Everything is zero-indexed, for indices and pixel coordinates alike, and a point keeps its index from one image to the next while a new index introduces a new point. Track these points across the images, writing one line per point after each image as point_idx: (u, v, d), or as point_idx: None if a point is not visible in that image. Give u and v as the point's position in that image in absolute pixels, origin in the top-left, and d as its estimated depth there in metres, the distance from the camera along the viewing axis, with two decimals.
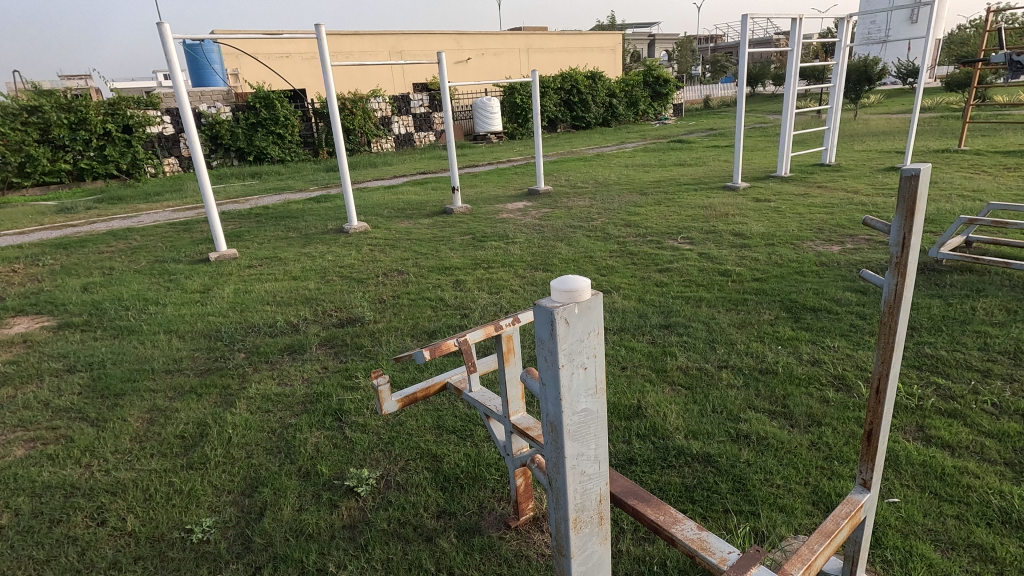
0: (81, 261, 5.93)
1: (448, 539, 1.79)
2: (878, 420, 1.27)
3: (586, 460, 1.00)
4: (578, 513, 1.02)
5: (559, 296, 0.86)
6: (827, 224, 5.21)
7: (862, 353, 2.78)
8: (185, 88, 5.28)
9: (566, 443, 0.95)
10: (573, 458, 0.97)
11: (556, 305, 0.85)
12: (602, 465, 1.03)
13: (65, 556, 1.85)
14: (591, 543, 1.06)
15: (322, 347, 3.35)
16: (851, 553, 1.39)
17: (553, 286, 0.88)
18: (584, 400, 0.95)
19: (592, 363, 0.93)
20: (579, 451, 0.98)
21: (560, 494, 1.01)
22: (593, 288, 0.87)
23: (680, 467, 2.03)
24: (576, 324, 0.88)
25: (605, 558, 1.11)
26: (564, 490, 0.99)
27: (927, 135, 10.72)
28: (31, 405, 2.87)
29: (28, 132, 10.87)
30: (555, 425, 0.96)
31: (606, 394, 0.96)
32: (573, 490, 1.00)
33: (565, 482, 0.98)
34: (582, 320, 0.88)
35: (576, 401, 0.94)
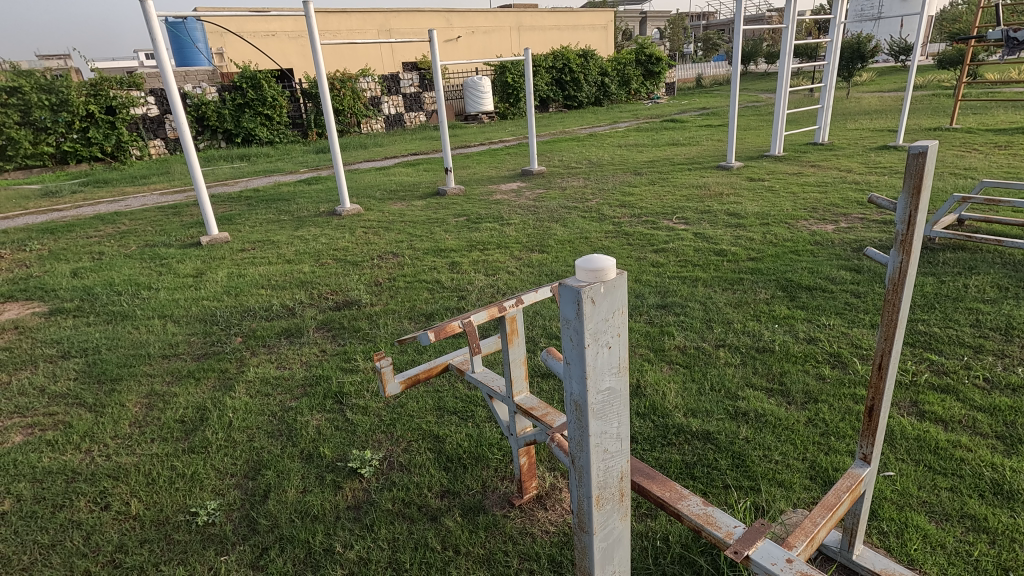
0: (69, 246, 5.86)
1: (453, 518, 1.81)
2: (880, 396, 1.29)
3: (608, 439, 1.00)
4: (600, 491, 1.03)
5: (585, 275, 0.86)
6: (821, 203, 5.21)
7: (857, 330, 2.81)
8: (171, 68, 5.13)
9: (589, 422, 0.96)
10: (597, 437, 0.98)
11: (583, 284, 0.85)
12: (623, 443, 1.03)
13: (70, 541, 1.85)
14: (612, 519, 1.08)
15: (320, 330, 3.34)
16: (850, 525, 1.44)
17: (578, 265, 0.87)
18: (607, 379, 0.95)
19: (615, 343, 0.93)
20: (601, 429, 0.98)
21: (583, 473, 1.01)
22: (617, 268, 0.87)
23: (680, 445, 2.06)
24: (600, 300, 0.88)
25: (624, 535, 1.12)
26: (588, 469, 1.00)
27: (919, 113, 10.75)
28: (26, 392, 2.86)
29: (8, 114, 10.61)
30: (579, 404, 0.96)
31: (629, 372, 0.97)
32: (595, 469, 1.00)
33: (588, 460, 0.99)
34: (606, 300, 0.88)
35: (600, 379, 0.94)
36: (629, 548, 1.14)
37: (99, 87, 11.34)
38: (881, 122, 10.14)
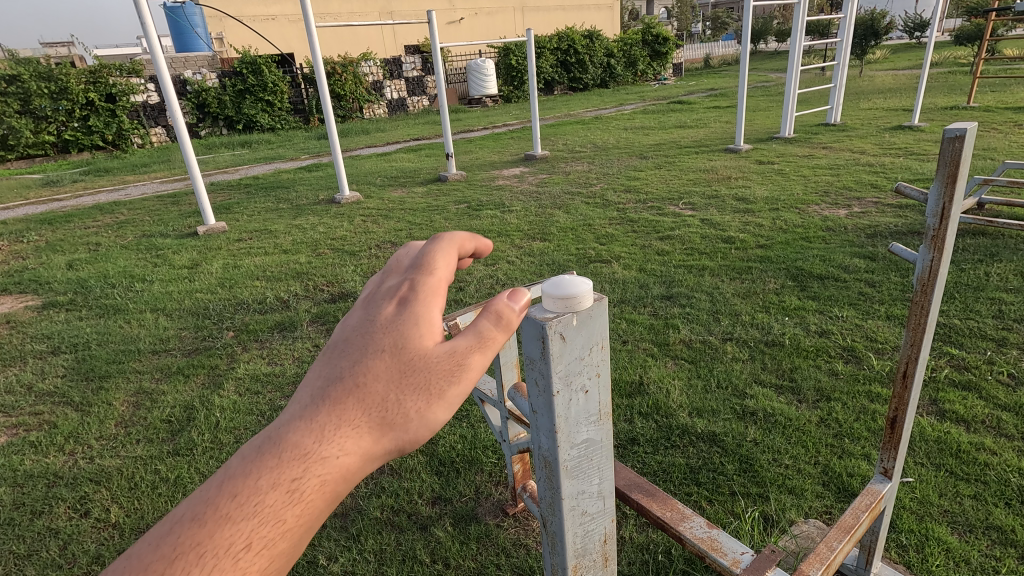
0: (66, 237, 5.79)
1: (444, 528, 1.72)
2: (903, 407, 1.18)
3: (585, 497, 0.88)
4: (579, 559, 0.91)
5: (553, 305, 0.72)
6: (833, 186, 5.04)
7: (872, 322, 2.68)
8: (163, 54, 4.98)
9: (563, 482, 0.84)
10: (573, 498, 0.86)
11: (549, 319, 0.71)
12: (604, 500, 0.91)
13: (47, 550, 1.79)
14: None
15: (313, 324, 3.25)
16: (868, 542, 1.34)
17: (544, 292, 0.74)
18: (584, 430, 0.83)
19: (592, 386, 0.81)
20: (579, 489, 0.86)
21: (557, 538, 0.90)
22: (594, 294, 0.74)
23: (684, 448, 1.95)
24: (573, 332, 0.75)
25: None
26: (562, 534, 0.88)
27: (934, 91, 10.43)
28: (14, 390, 2.79)
29: (8, 103, 10.51)
30: (550, 461, 0.84)
31: (609, 420, 0.85)
32: (572, 531, 0.89)
33: (562, 524, 0.87)
34: (581, 334, 0.76)
35: (574, 432, 0.82)
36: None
37: (98, 74, 11.20)
38: (896, 101, 9.84)
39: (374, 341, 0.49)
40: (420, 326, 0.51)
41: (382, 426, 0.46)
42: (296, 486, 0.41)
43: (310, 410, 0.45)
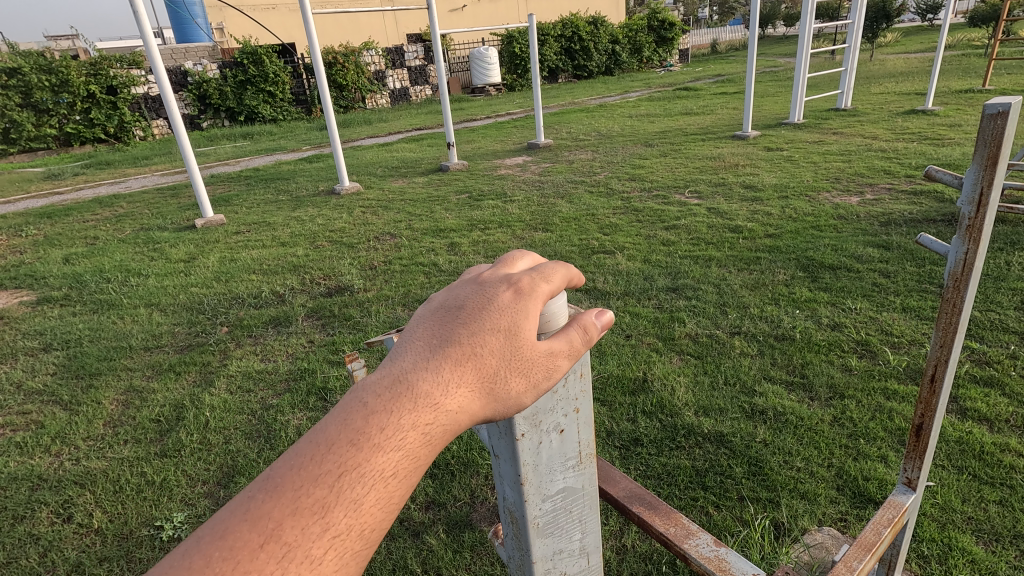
0: (65, 231, 5.74)
1: (437, 535, 1.64)
2: (930, 414, 1.08)
3: (562, 556, 0.83)
4: None
5: None
6: (845, 173, 4.89)
7: (887, 314, 2.57)
8: (156, 45, 4.85)
9: (535, 541, 0.77)
10: (547, 556, 0.80)
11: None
12: (585, 553, 0.85)
13: (26, 558, 1.72)
14: None
15: (309, 319, 3.17)
16: (889, 557, 1.24)
17: None
18: (559, 481, 0.77)
19: (565, 430, 0.75)
20: (554, 545, 0.80)
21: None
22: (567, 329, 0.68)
23: (690, 449, 1.86)
24: None
25: None
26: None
27: (948, 74, 10.17)
28: (3, 388, 2.73)
29: (9, 96, 10.47)
30: (519, 517, 0.77)
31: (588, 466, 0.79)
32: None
33: None
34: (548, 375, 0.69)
35: (547, 484, 0.75)
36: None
37: (98, 66, 11.12)
38: (908, 85, 9.60)
39: (495, 312, 0.61)
40: (531, 318, 0.62)
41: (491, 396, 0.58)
42: (432, 432, 0.52)
43: (437, 368, 0.55)
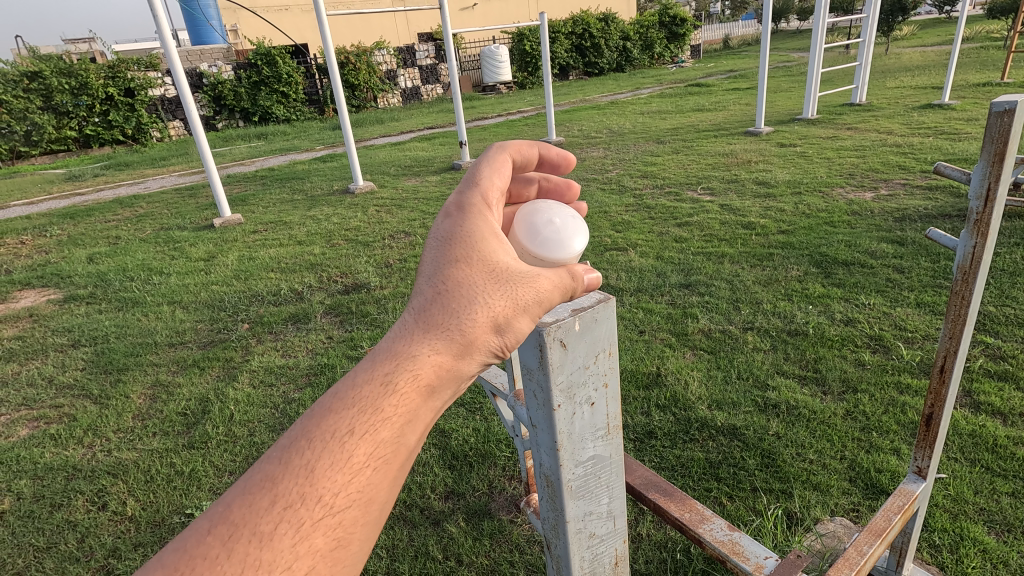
0: (88, 231, 5.88)
1: (457, 523, 1.69)
2: (939, 404, 1.11)
3: (593, 519, 0.86)
4: None
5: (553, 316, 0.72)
6: (859, 168, 4.87)
7: (901, 310, 2.57)
8: (175, 48, 4.94)
9: (568, 501, 0.81)
10: (579, 518, 0.83)
11: (547, 323, 0.71)
12: (613, 518, 0.89)
13: (65, 543, 1.80)
14: None
15: (327, 316, 3.24)
16: (899, 544, 1.27)
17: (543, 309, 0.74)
18: (590, 447, 0.81)
19: (598, 400, 0.80)
20: (586, 508, 0.84)
21: (563, 560, 0.87)
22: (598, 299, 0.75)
23: (703, 442, 1.89)
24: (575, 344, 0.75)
25: None
26: (568, 557, 0.85)
27: (966, 67, 10.03)
28: (35, 383, 2.83)
29: (30, 99, 10.69)
30: (553, 480, 0.81)
31: (616, 435, 0.83)
32: (578, 554, 0.86)
33: (567, 546, 0.84)
34: (583, 346, 0.75)
35: (579, 448, 0.80)
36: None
37: (116, 69, 11.30)
38: (923, 78, 9.49)
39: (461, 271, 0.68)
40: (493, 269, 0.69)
41: (462, 339, 0.63)
42: (390, 389, 0.58)
43: (408, 331, 0.63)
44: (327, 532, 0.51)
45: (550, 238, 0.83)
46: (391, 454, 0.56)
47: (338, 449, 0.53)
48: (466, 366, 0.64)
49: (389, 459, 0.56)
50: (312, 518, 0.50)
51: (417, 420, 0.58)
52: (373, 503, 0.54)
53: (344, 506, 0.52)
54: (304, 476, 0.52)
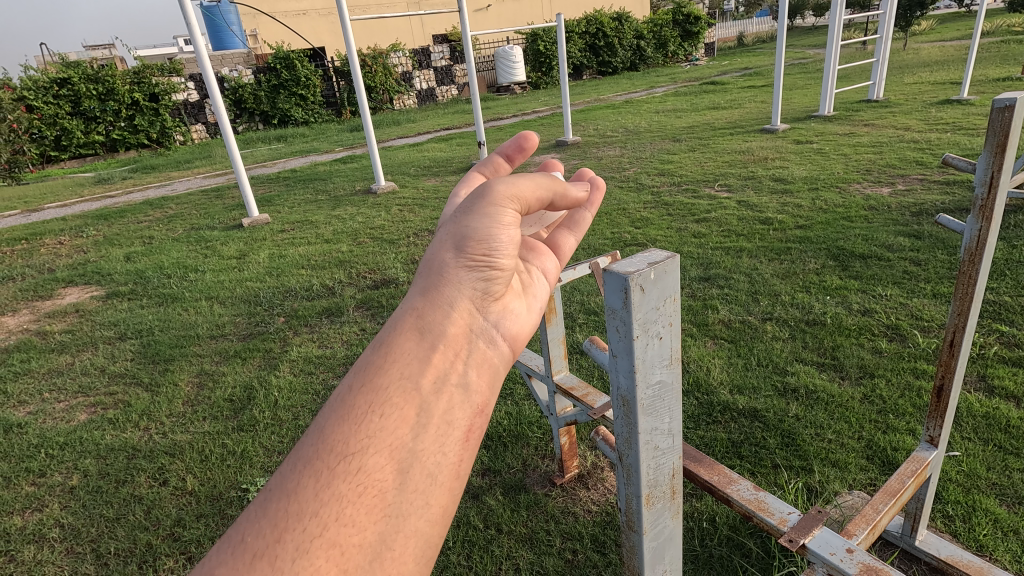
0: (122, 231, 6.11)
1: (495, 496, 1.81)
2: (950, 375, 1.20)
3: (659, 435, 0.93)
4: (651, 490, 0.95)
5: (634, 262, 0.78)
6: (876, 164, 4.91)
7: (917, 300, 2.65)
8: (207, 53, 5.11)
9: (639, 418, 0.88)
10: (647, 434, 0.90)
11: (631, 271, 0.77)
12: (675, 439, 0.96)
13: (133, 514, 1.96)
14: (663, 518, 0.99)
15: (359, 309, 3.38)
16: (913, 510, 1.38)
17: (621, 256, 0.81)
18: (658, 372, 0.88)
19: (667, 334, 0.86)
20: (652, 426, 0.91)
21: (632, 470, 0.93)
22: (669, 253, 0.81)
23: (725, 423, 2.00)
24: (651, 287, 0.81)
25: (677, 534, 1.04)
26: (637, 466, 0.92)
27: (985, 62, 9.94)
28: (88, 372, 3.01)
29: (60, 105, 11.02)
30: (627, 399, 0.89)
31: (681, 365, 0.90)
32: (647, 467, 0.92)
33: (637, 457, 0.91)
34: (657, 289, 0.81)
35: (651, 373, 0.87)
36: (681, 547, 1.05)
37: (141, 74, 11.60)
38: (943, 74, 9.42)
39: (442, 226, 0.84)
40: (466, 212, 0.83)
41: (437, 277, 0.76)
42: (381, 340, 0.70)
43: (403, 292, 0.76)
44: (346, 477, 0.60)
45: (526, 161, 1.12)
46: (393, 397, 0.65)
47: (340, 406, 0.64)
48: (443, 297, 0.74)
49: (390, 402, 0.64)
50: (329, 467, 0.60)
51: (409, 360, 0.68)
52: (389, 445, 0.62)
53: (359, 450, 0.61)
54: (317, 436, 0.62)
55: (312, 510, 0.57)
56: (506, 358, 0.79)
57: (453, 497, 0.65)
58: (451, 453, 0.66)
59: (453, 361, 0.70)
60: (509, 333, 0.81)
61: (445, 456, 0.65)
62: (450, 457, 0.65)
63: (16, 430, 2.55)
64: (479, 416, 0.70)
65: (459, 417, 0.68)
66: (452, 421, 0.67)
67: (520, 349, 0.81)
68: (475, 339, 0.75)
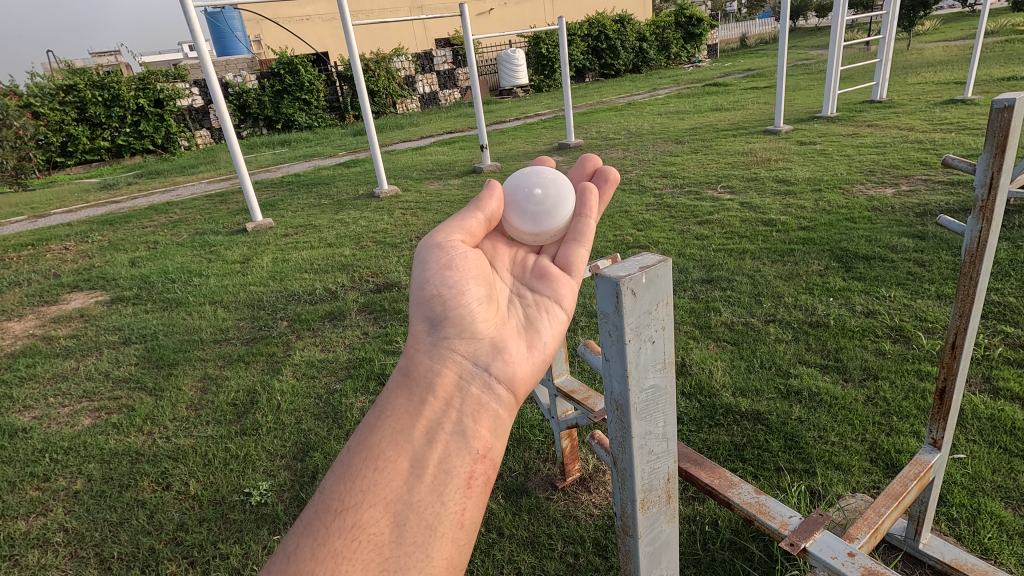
0: (127, 236, 6.15)
1: (496, 500, 1.81)
2: (952, 377, 1.20)
3: (656, 438, 0.93)
4: (645, 494, 0.95)
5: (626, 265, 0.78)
6: (880, 165, 4.89)
7: (921, 301, 2.63)
8: (210, 58, 5.12)
9: (633, 422, 0.88)
10: (641, 438, 0.90)
11: (622, 276, 0.77)
12: (670, 443, 0.95)
13: (136, 519, 1.97)
14: (659, 523, 0.99)
15: (362, 313, 3.39)
16: (917, 513, 1.37)
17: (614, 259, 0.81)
18: (652, 376, 0.88)
19: (660, 337, 0.86)
20: (647, 430, 0.91)
21: (626, 474, 0.93)
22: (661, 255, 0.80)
23: (728, 426, 1.99)
24: (643, 293, 0.81)
25: (673, 538, 1.03)
26: (631, 470, 0.92)
27: (990, 62, 9.90)
28: (93, 376, 3.02)
29: (66, 112, 11.11)
30: (621, 404, 0.89)
31: (675, 369, 0.89)
32: (641, 470, 0.92)
33: (631, 462, 0.91)
34: (648, 292, 0.81)
35: (644, 377, 0.87)
36: (678, 551, 1.05)
37: (146, 80, 11.67)
38: (946, 74, 9.38)
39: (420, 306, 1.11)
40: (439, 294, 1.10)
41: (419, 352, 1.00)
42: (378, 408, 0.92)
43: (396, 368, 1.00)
44: (344, 532, 0.77)
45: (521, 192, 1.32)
46: (386, 451, 0.85)
47: (343, 469, 0.84)
48: (425, 360, 0.98)
49: (385, 457, 0.84)
50: (331, 524, 0.78)
51: (401, 417, 0.89)
52: (383, 500, 0.80)
53: (354, 506, 0.79)
54: (324, 500, 0.81)
55: (310, 567, 0.74)
56: (502, 402, 0.98)
57: (454, 544, 0.81)
58: (447, 501, 0.83)
59: (443, 410, 0.91)
60: (502, 377, 1.00)
61: (444, 505, 0.83)
62: (446, 506, 0.82)
63: (21, 434, 2.56)
64: (473, 463, 0.88)
65: (453, 465, 0.86)
66: (446, 469, 0.85)
67: (510, 390, 1.00)
68: (464, 388, 0.95)
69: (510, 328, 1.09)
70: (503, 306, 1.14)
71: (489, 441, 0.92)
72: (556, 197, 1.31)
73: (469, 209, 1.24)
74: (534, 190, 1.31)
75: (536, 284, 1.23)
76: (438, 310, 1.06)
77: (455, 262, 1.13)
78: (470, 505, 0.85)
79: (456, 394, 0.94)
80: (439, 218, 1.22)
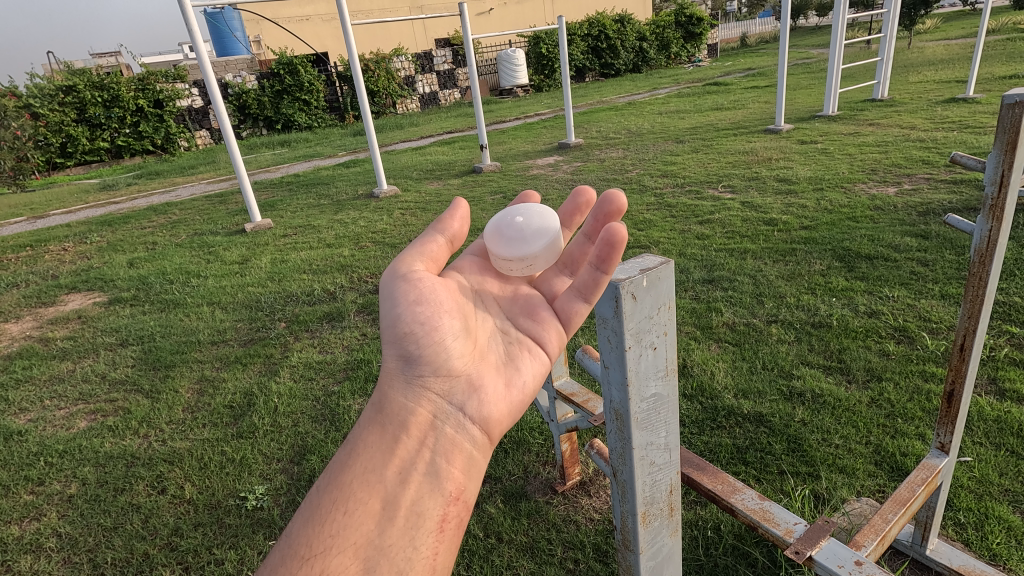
0: (126, 237, 6.12)
1: (495, 504, 1.78)
2: (960, 380, 1.17)
3: (655, 452, 0.90)
4: (647, 507, 0.92)
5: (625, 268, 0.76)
6: (881, 164, 4.85)
7: (925, 301, 2.61)
8: (209, 58, 5.10)
9: (633, 432, 0.86)
10: (642, 449, 0.88)
11: (622, 279, 0.75)
12: (671, 454, 0.93)
13: (131, 523, 1.95)
14: (660, 536, 0.96)
15: (360, 314, 3.36)
16: (924, 519, 1.34)
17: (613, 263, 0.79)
18: (653, 385, 0.85)
19: (661, 344, 0.84)
20: (647, 440, 0.88)
21: (626, 487, 0.91)
22: (662, 257, 0.78)
23: (730, 428, 1.96)
24: (643, 298, 0.79)
25: (674, 551, 1.00)
26: (632, 483, 0.89)
27: (992, 60, 9.86)
28: (89, 378, 3.00)
29: (65, 112, 11.08)
30: (621, 413, 0.86)
31: (676, 377, 0.87)
32: (641, 482, 0.89)
33: (631, 474, 0.88)
34: (650, 296, 0.78)
35: (645, 385, 0.84)
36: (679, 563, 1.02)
37: (145, 81, 11.64)
38: (947, 73, 9.34)
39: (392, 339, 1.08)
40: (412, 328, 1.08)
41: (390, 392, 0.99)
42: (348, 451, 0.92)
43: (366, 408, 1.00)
44: None
45: (506, 225, 1.30)
46: (357, 492, 0.86)
47: (313, 511, 0.85)
48: (398, 397, 0.99)
49: (356, 499, 0.86)
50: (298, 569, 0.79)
51: (373, 458, 0.90)
52: (354, 544, 0.81)
53: (323, 551, 0.80)
54: (292, 544, 0.82)
55: None
56: (475, 442, 0.99)
57: None
58: (419, 545, 0.84)
59: (415, 452, 0.92)
60: (477, 417, 1.00)
61: (415, 549, 0.84)
62: (418, 550, 0.84)
63: (16, 437, 2.53)
64: (446, 506, 0.90)
65: (425, 507, 0.88)
66: (419, 512, 0.87)
67: (482, 430, 1.00)
68: (438, 428, 0.97)
69: (487, 362, 1.08)
70: (481, 338, 1.12)
71: (463, 483, 0.94)
72: (539, 224, 1.31)
73: (428, 233, 1.21)
74: (517, 219, 1.32)
75: (515, 314, 1.22)
76: (412, 345, 1.04)
77: (433, 292, 1.10)
78: (442, 549, 0.86)
79: (430, 433, 0.95)
80: (413, 245, 1.19)
